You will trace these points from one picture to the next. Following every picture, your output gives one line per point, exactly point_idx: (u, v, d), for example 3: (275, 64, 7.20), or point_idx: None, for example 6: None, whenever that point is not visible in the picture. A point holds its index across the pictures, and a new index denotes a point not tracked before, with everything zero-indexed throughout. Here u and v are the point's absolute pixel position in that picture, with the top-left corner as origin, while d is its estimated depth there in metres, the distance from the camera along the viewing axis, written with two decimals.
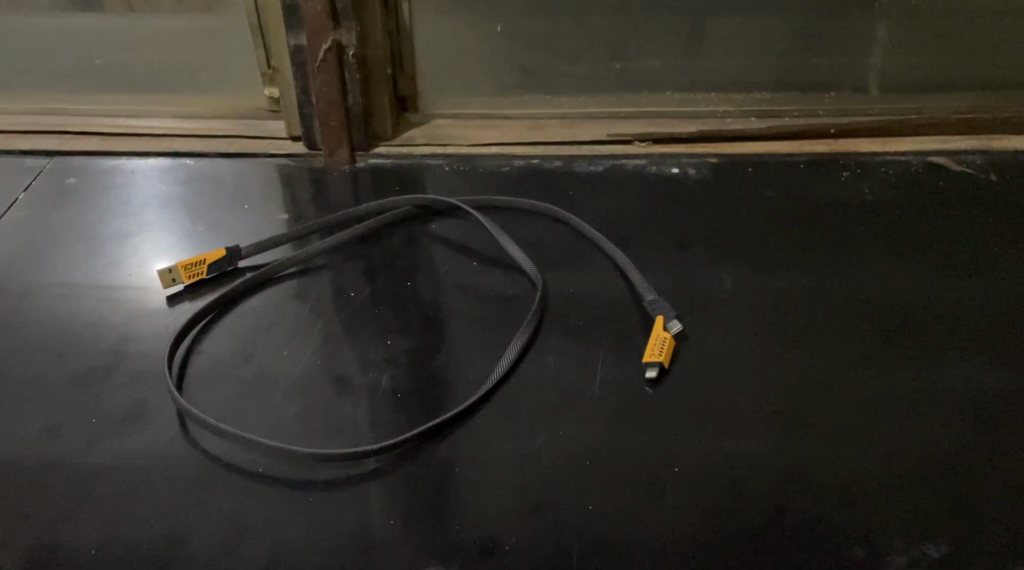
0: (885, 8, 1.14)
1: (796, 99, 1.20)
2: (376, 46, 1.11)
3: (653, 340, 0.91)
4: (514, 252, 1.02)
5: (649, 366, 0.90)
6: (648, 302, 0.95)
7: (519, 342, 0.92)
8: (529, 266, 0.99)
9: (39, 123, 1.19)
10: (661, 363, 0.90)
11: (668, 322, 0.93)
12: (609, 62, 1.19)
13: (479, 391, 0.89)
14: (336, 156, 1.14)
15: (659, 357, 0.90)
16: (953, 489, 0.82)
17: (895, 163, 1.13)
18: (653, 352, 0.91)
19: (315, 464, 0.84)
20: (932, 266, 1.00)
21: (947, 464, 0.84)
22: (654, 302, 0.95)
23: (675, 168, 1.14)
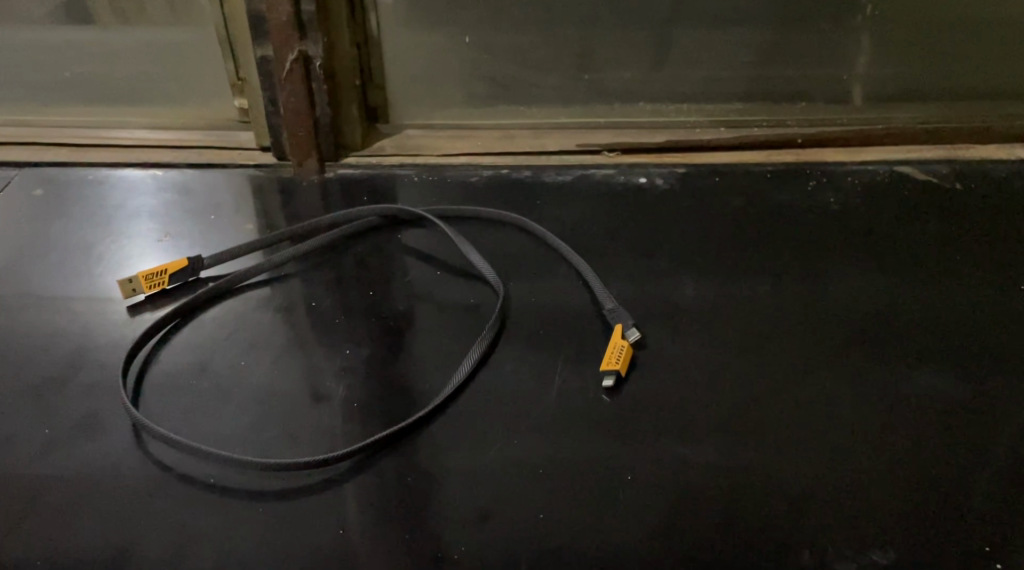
0: (851, 20, 1.14)
1: (766, 109, 1.20)
2: (343, 56, 1.11)
3: (610, 347, 0.91)
4: (477, 261, 1.02)
5: (607, 374, 0.90)
6: (607, 311, 0.95)
7: (478, 351, 0.92)
8: (492, 275, 0.99)
9: (9, 135, 1.19)
10: (618, 371, 0.90)
11: (626, 331, 0.93)
12: (577, 74, 1.20)
13: (435, 401, 0.88)
14: (305, 166, 1.15)
15: (616, 365, 0.90)
16: (907, 499, 0.82)
17: (862, 173, 1.12)
18: (611, 360, 0.90)
19: (267, 473, 0.84)
20: (894, 275, 1.00)
21: (902, 471, 0.84)
22: (613, 310, 0.95)
23: (643, 177, 1.14)
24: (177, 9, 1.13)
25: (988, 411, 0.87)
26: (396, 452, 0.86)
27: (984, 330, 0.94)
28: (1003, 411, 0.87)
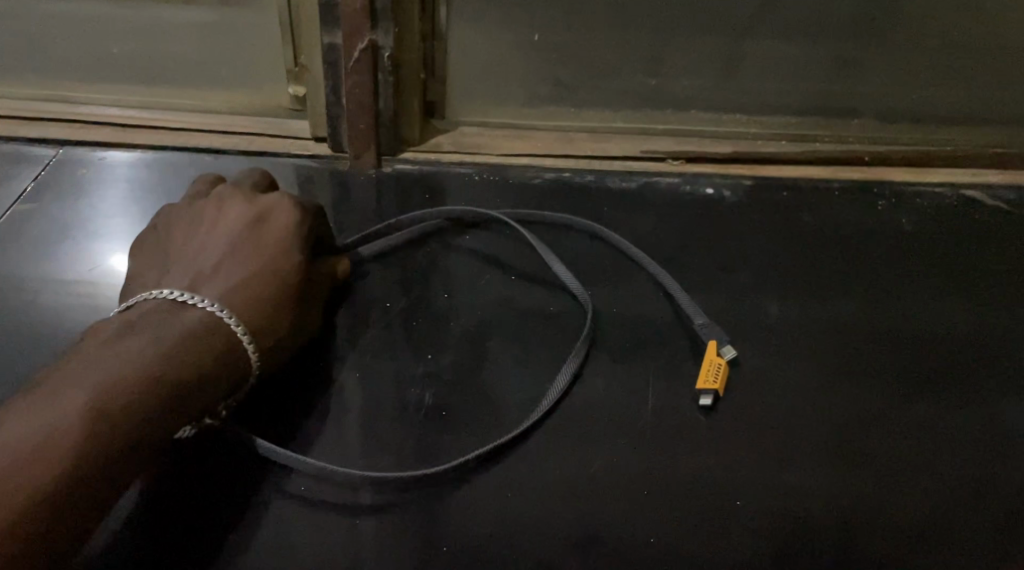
0: (924, 41, 1.14)
1: (828, 125, 1.19)
2: (411, 49, 1.07)
3: (706, 365, 0.91)
4: (559, 270, 0.99)
5: (704, 392, 0.90)
6: (697, 326, 0.95)
7: (570, 368, 0.91)
8: (577, 286, 0.97)
9: (47, 111, 1.13)
10: (716, 389, 0.90)
11: (720, 348, 0.93)
12: (644, 78, 1.17)
13: (530, 420, 0.87)
14: (362, 159, 1.11)
15: (714, 384, 0.90)
16: (995, 537, 0.83)
17: (931, 197, 1.11)
18: (709, 378, 0.91)
19: (325, 481, 0.84)
20: (966, 304, 1.00)
21: (989, 508, 0.85)
22: (705, 326, 0.94)
23: (710, 189, 1.12)
24: None
25: None
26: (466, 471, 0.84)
27: None
28: None
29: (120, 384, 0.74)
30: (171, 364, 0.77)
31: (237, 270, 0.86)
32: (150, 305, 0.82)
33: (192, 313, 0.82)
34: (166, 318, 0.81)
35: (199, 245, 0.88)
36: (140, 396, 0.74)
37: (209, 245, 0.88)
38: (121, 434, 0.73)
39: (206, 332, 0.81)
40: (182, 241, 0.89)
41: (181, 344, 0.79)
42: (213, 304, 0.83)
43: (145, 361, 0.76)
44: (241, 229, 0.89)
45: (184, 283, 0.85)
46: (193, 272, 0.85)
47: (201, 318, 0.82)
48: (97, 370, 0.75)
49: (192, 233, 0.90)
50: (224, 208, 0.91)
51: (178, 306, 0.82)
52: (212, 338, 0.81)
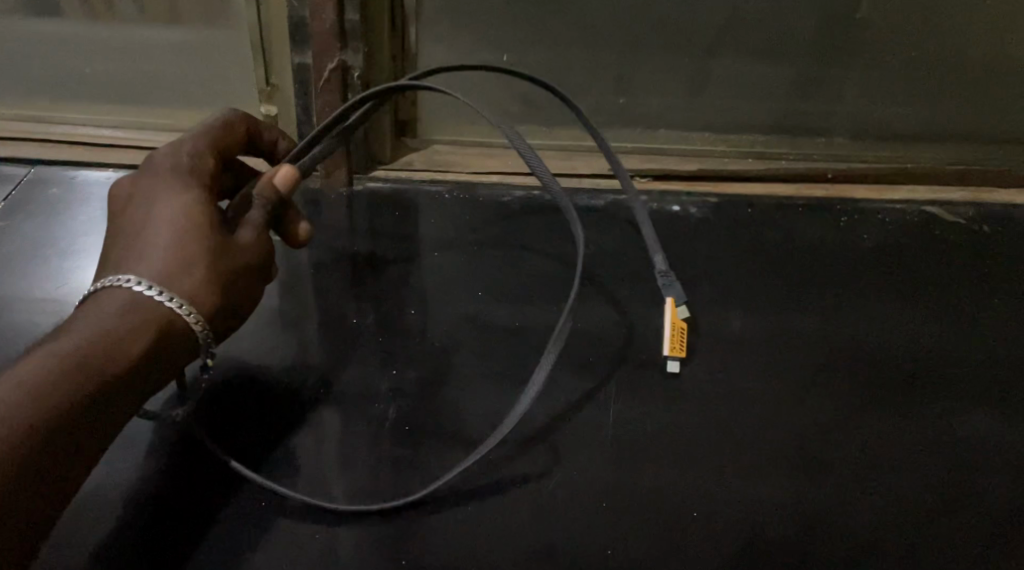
0: (886, 61, 1.16)
1: (793, 143, 1.22)
2: (382, 69, 1.10)
3: (672, 333, 0.98)
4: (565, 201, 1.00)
5: (672, 358, 0.97)
6: (661, 277, 1.02)
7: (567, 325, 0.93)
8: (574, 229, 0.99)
9: (20, 130, 1.15)
10: (682, 356, 0.97)
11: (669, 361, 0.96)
12: (611, 97, 1.19)
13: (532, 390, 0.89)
14: (333, 177, 1.12)
15: (681, 351, 0.97)
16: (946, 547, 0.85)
17: (892, 213, 1.12)
18: (675, 345, 0.97)
19: (295, 488, 0.86)
20: (925, 317, 1.02)
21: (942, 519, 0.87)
22: (666, 278, 1.02)
23: (676, 206, 1.13)
24: (210, 10, 1.10)
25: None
26: (433, 482, 0.87)
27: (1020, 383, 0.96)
28: None
29: (28, 387, 0.72)
30: (88, 360, 0.75)
31: (179, 248, 0.80)
32: (90, 292, 0.79)
33: (128, 295, 0.78)
34: (98, 307, 0.77)
35: (139, 215, 0.81)
36: (50, 394, 0.73)
37: (150, 214, 0.81)
38: (32, 435, 0.71)
39: (140, 318, 0.77)
40: (126, 203, 0.83)
41: (98, 340, 0.75)
42: (150, 287, 0.78)
43: (60, 360, 0.74)
44: (189, 200, 0.82)
45: (121, 262, 0.80)
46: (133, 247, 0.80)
47: (135, 304, 0.78)
48: (9, 377, 0.73)
49: (136, 192, 0.82)
50: (174, 174, 0.83)
51: (115, 290, 0.78)
52: (147, 322, 0.77)
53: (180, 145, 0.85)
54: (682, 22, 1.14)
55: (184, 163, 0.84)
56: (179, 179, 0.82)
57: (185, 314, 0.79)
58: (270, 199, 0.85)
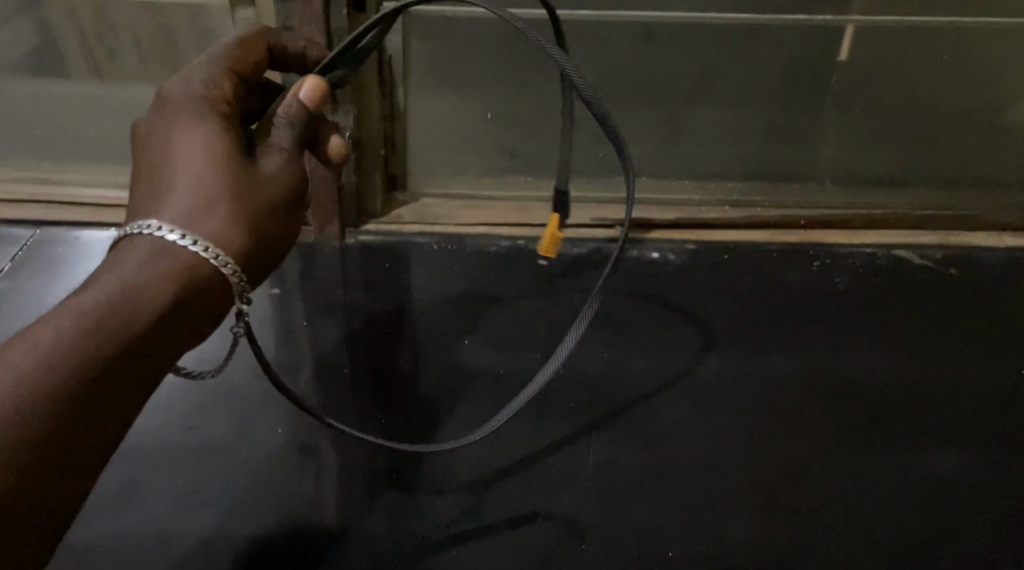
0: None
1: (768, 190, 1.27)
2: (371, 127, 1.15)
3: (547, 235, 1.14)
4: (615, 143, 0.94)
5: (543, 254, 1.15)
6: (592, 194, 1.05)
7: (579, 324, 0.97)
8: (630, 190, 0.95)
9: (25, 191, 1.20)
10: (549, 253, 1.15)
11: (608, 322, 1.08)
12: (591, 149, 1.28)
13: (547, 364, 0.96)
14: (326, 231, 1.17)
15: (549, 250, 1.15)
16: None
17: (863, 255, 1.17)
18: (547, 245, 1.14)
19: (289, 536, 0.90)
20: (893, 357, 1.06)
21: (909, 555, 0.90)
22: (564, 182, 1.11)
23: (654, 252, 1.18)
24: None
25: (991, 504, 0.94)
26: (420, 528, 0.91)
27: (984, 423, 1.00)
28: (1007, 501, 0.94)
29: (48, 354, 0.69)
30: (111, 317, 0.71)
31: (202, 187, 0.75)
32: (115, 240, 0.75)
33: (152, 241, 0.73)
34: (120, 256, 0.73)
35: (159, 147, 0.76)
36: (75, 354, 0.70)
37: (177, 152, 0.76)
38: (55, 404, 0.69)
39: (164, 266, 0.73)
40: (144, 135, 0.77)
41: (117, 299, 0.71)
42: (171, 230, 0.73)
43: (81, 321, 0.70)
44: (209, 132, 0.77)
45: (144, 204, 0.75)
46: (156, 184, 0.76)
47: (157, 252, 0.73)
48: (29, 342, 0.69)
49: (155, 123, 0.77)
50: (191, 105, 0.78)
51: (136, 237, 0.74)
52: (170, 271, 0.73)
53: (192, 76, 0.79)
54: (659, 79, 1.26)
55: (198, 94, 0.78)
56: (197, 111, 0.77)
57: (213, 257, 0.74)
58: (300, 117, 0.81)
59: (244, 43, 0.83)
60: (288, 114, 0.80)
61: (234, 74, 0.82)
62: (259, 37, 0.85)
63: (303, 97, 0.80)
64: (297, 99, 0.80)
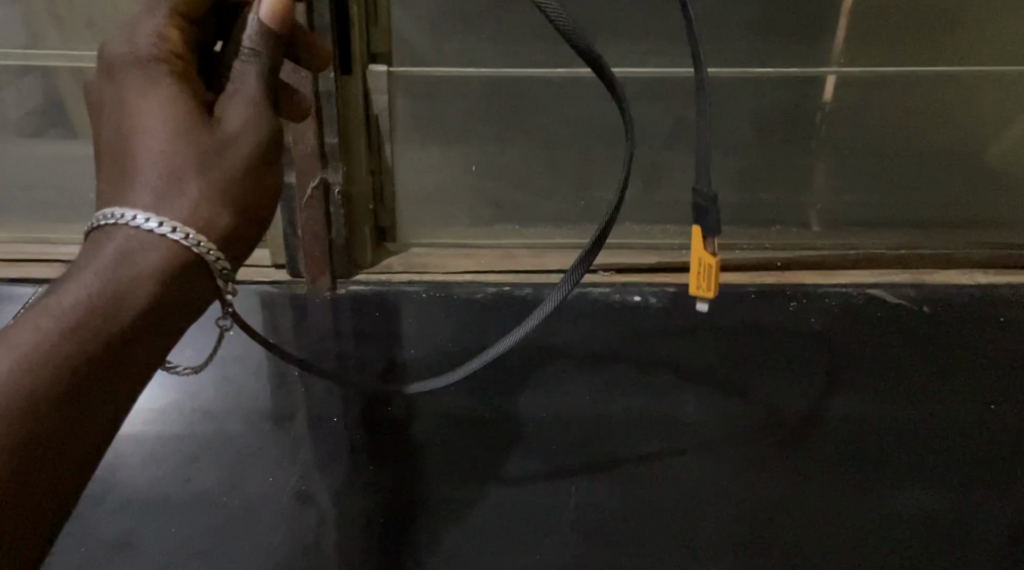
0: (824, 150, 1.29)
1: (744, 233, 1.32)
2: (359, 182, 1.20)
3: None
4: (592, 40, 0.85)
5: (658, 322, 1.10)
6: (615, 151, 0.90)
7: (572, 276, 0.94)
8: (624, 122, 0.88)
9: (31, 253, 1.27)
10: None
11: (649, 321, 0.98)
12: (574, 199, 1.31)
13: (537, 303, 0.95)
14: (317, 283, 1.21)
15: None
16: None
17: (838, 296, 1.21)
18: None
19: None
20: (865, 393, 1.10)
21: None
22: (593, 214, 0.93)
23: (637, 296, 1.22)
24: None
25: (957, 542, 0.97)
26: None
27: (952, 460, 1.04)
28: (973, 537, 0.98)
29: (29, 357, 0.70)
30: (92, 316, 0.71)
31: (171, 165, 0.73)
32: (90, 229, 0.74)
33: (125, 232, 0.72)
34: (96, 248, 0.72)
35: (121, 122, 0.74)
36: (62, 355, 0.71)
37: (142, 123, 0.74)
38: (49, 405, 0.71)
39: (142, 259, 0.72)
40: (102, 108, 0.75)
41: (97, 298, 0.71)
42: (145, 218, 0.72)
43: (59, 321, 0.71)
44: (172, 100, 0.74)
45: (113, 187, 0.74)
46: (122, 162, 0.74)
47: (133, 244, 0.72)
48: (10, 344, 0.71)
49: (112, 93, 0.75)
50: (146, 70, 0.75)
51: (108, 228, 0.73)
52: (149, 265, 0.72)
53: (138, 33, 0.76)
54: (639, 131, 1.28)
55: (151, 54, 0.75)
56: (153, 75, 0.75)
57: (193, 243, 0.73)
58: (263, 41, 0.78)
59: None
60: (255, 39, 0.78)
61: (179, 14, 0.78)
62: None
63: (266, 17, 0.78)
64: (260, 19, 0.78)
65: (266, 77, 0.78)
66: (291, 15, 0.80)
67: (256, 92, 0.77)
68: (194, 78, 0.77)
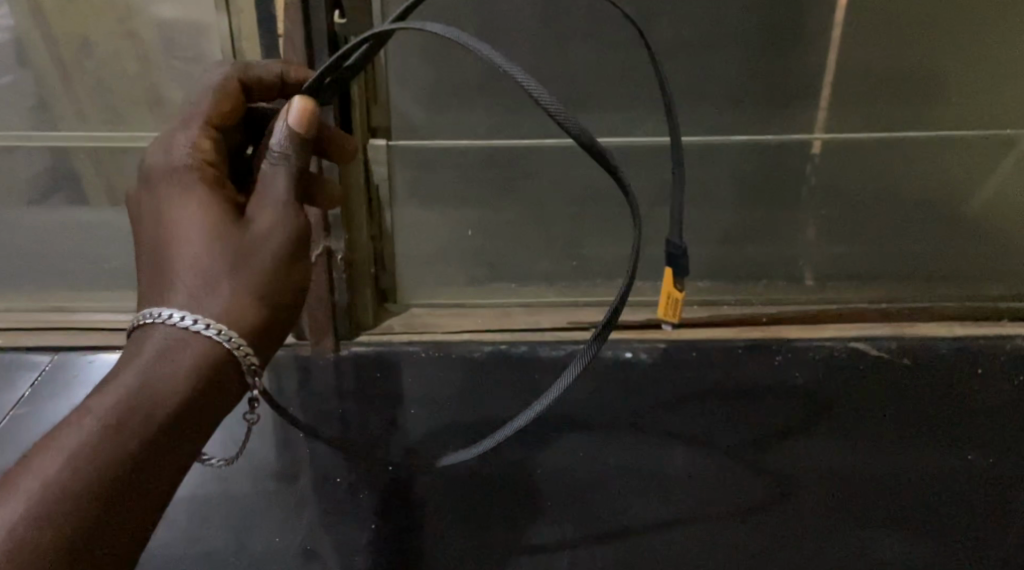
0: (808, 207, 1.34)
1: (732, 288, 1.38)
2: (362, 248, 1.26)
3: (666, 299, 1.10)
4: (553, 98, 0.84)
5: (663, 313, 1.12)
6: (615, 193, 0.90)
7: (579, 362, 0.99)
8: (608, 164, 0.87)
9: (45, 321, 1.32)
10: (671, 315, 1.11)
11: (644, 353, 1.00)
12: (566, 259, 1.36)
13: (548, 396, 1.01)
14: (322, 344, 1.26)
15: (671, 314, 1.11)
16: None
17: (822, 349, 1.26)
18: (668, 310, 1.10)
19: None
20: (848, 443, 1.15)
21: None
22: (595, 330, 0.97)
23: (628, 352, 1.27)
24: None
25: None
26: None
27: (933, 507, 1.08)
28: None
29: (76, 455, 0.77)
30: (133, 412, 0.79)
31: (204, 266, 0.83)
32: (132, 328, 0.83)
33: (163, 331, 0.82)
34: (137, 347, 0.82)
35: (159, 226, 0.85)
36: (109, 445, 0.78)
37: (178, 227, 0.84)
38: (99, 493, 0.77)
39: (178, 356, 0.81)
40: (141, 213, 0.87)
41: (137, 395, 0.80)
42: (181, 316, 0.82)
43: (104, 419, 0.78)
44: (204, 201, 0.86)
45: (153, 288, 0.84)
46: (161, 263, 0.84)
47: (171, 341, 0.81)
48: (57, 444, 0.78)
49: (150, 198, 0.86)
50: (180, 176, 0.87)
51: (148, 328, 0.82)
52: (184, 362, 0.81)
53: (173, 144, 0.89)
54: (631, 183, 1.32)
55: (184, 162, 0.87)
56: (188, 182, 0.86)
57: (225, 337, 0.83)
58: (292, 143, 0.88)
59: (219, 92, 0.93)
60: (284, 143, 0.88)
61: (211, 124, 0.91)
62: (234, 79, 0.95)
63: (294, 124, 0.88)
64: (289, 125, 0.88)
65: (292, 176, 0.88)
66: (318, 121, 0.90)
67: (283, 193, 0.87)
68: (223, 181, 0.89)
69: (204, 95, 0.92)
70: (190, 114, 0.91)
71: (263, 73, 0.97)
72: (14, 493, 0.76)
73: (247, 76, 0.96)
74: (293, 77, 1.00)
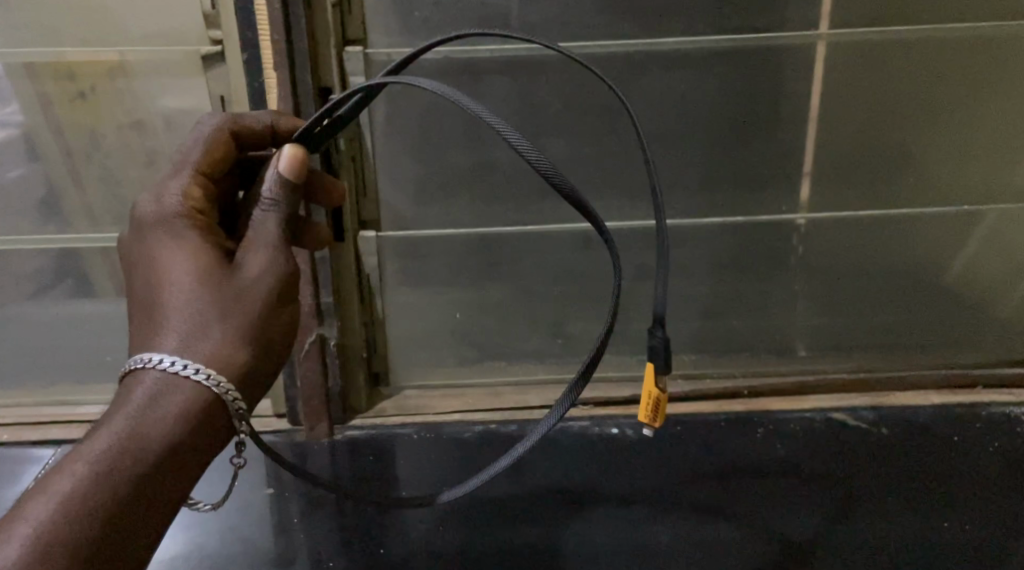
0: (786, 283, 1.38)
1: (716, 364, 1.42)
2: (353, 334, 1.31)
3: (648, 403, 1.05)
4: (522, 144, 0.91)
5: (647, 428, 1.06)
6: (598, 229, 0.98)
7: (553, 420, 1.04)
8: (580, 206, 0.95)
9: (50, 415, 1.39)
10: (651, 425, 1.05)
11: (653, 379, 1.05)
12: (551, 338, 1.40)
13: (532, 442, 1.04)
14: (316, 429, 1.30)
15: (650, 420, 1.05)
16: None
17: (801, 421, 1.31)
18: (648, 414, 1.05)
19: None
20: (826, 513, 1.17)
21: None
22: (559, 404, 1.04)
23: (614, 428, 1.32)
24: None
25: None
26: None
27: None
28: None
29: (67, 501, 0.83)
30: (122, 456, 0.85)
31: (194, 311, 0.89)
32: (123, 373, 0.89)
33: (153, 376, 0.87)
34: (128, 394, 0.87)
35: (150, 272, 0.91)
36: (99, 490, 0.84)
37: (168, 274, 0.90)
38: (90, 535, 0.83)
39: (166, 401, 0.87)
40: (134, 260, 0.92)
41: (125, 441, 0.85)
42: (170, 361, 0.87)
43: (94, 465, 0.84)
44: (193, 249, 0.91)
45: (144, 334, 0.89)
46: (152, 308, 0.90)
47: (159, 387, 0.87)
48: (49, 491, 0.83)
49: (142, 246, 0.92)
50: (171, 225, 0.93)
51: (138, 374, 0.87)
52: (171, 407, 0.87)
53: (164, 194, 0.94)
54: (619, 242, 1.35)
55: (174, 210, 0.93)
56: (178, 230, 0.92)
57: (213, 382, 0.88)
58: (283, 187, 0.95)
59: (210, 142, 0.98)
60: (274, 189, 0.94)
61: (202, 174, 0.97)
62: (224, 129, 1.00)
63: (285, 168, 0.95)
64: (279, 171, 0.94)
65: (283, 221, 0.94)
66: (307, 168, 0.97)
67: (274, 233, 0.93)
68: (214, 227, 0.94)
69: (195, 145, 0.97)
70: (181, 164, 0.96)
71: (255, 123, 1.02)
72: (8, 540, 0.81)
73: (236, 126, 1.01)
74: (283, 127, 1.05)
